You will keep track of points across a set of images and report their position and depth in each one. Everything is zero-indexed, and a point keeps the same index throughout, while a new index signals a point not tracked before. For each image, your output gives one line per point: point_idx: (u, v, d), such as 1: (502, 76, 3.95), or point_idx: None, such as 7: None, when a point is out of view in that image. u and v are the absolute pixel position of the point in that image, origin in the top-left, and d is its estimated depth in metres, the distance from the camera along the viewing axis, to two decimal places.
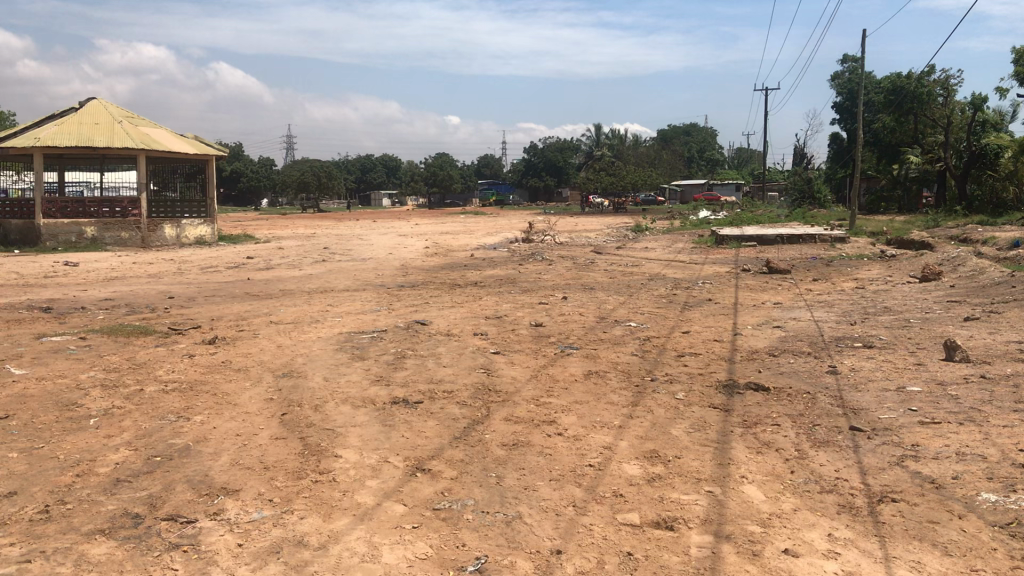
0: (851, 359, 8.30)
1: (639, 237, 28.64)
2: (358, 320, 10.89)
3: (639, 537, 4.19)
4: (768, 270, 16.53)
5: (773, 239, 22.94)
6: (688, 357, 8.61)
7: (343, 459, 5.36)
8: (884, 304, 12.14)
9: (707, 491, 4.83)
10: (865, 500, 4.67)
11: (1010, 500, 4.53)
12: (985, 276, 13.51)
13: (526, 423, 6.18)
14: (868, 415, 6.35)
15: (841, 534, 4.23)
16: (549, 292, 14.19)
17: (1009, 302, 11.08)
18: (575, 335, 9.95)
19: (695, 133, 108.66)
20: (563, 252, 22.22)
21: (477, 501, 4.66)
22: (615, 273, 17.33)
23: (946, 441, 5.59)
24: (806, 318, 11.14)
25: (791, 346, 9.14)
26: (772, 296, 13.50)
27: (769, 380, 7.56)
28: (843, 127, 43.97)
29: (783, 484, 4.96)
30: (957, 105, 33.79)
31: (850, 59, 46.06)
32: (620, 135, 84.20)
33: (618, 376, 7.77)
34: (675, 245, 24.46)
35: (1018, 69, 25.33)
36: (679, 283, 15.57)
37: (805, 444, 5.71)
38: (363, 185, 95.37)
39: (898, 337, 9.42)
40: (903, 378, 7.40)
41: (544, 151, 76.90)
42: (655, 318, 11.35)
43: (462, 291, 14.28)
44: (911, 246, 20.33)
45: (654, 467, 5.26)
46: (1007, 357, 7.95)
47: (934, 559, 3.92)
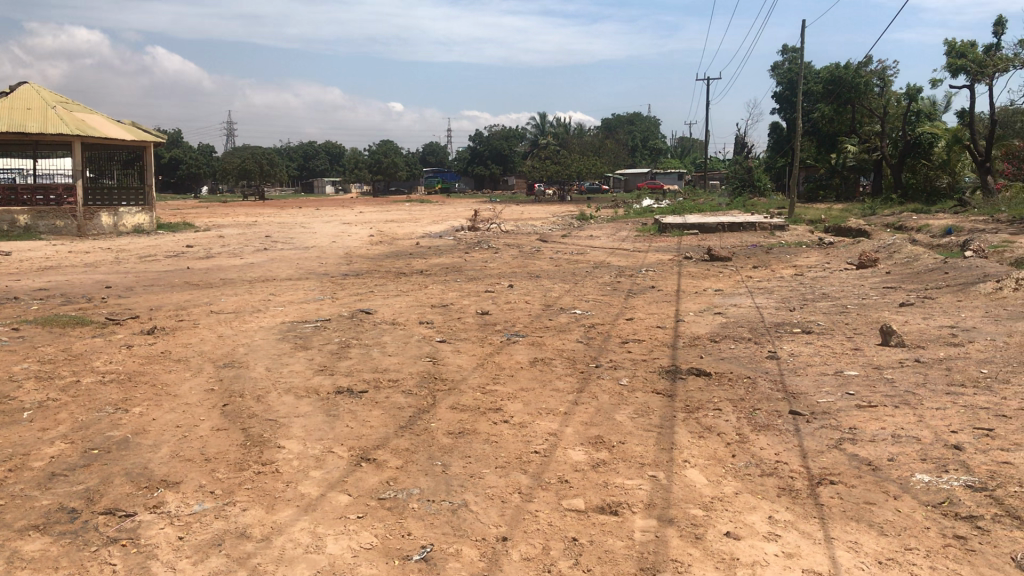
0: (791, 344, 8.47)
1: (584, 224, 28.91)
2: (302, 309, 10.79)
3: (584, 523, 4.22)
4: (709, 257, 16.76)
5: (714, 227, 23.25)
6: (632, 344, 8.70)
7: (286, 449, 5.29)
8: (821, 290, 12.34)
9: (651, 475, 4.89)
10: (805, 483, 4.77)
11: (942, 480, 4.68)
12: (920, 262, 13.84)
13: (472, 411, 6.19)
14: (807, 398, 6.49)
15: (781, 516, 4.31)
16: (494, 279, 14.20)
17: (943, 288, 11.39)
18: (521, 322, 10.00)
19: (638, 122, 109.17)
20: (508, 240, 22.26)
21: (423, 489, 4.65)
22: (560, 261, 17.43)
23: (882, 424, 5.73)
24: (747, 304, 11.33)
25: (733, 331, 9.31)
26: (714, 283, 13.70)
27: (711, 365, 7.68)
28: (782, 116, 44.67)
29: (725, 467, 5.04)
30: (892, 96, 34.36)
31: (790, 49, 46.60)
32: (565, 123, 84.46)
33: (564, 362, 7.82)
34: (620, 233, 24.67)
35: (952, 60, 25.82)
36: (623, 270, 15.66)
37: (746, 428, 5.80)
38: (305, 172, 94.34)
39: (835, 322, 9.62)
40: (841, 363, 7.56)
41: (489, 140, 76.95)
42: (600, 305, 11.45)
43: (407, 279, 14.20)
44: (848, 233, 20.78)
45: (599, 452, 5.30)
46: (940, 342, 8.18)
47: (871, 539, 4.02)
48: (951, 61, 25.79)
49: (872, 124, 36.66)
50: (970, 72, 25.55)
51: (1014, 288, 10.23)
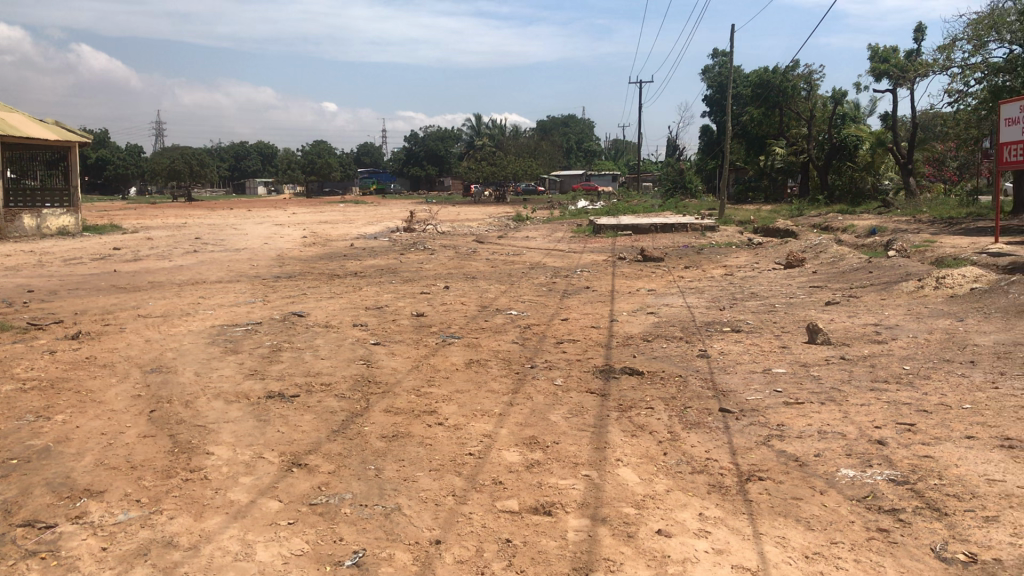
0: (721, 343, 8.61)
1: (519, 225, 29.00)
2: (232, 312, 10.61)
3: (517, 524, 4.22)
4: (643, 258, 16.95)
5: (647, 228, 23.53)
6: (566, 344, 8.74)
7: (215, 456, 5.19)
8: (750, 290, 12.58)
9: (584, 474, 4.92)
10: (734, 479, 4.84)
11: (866, 474, 4.80)
12: (845, 262, 14.20)
13: (406, 414, 6.15)
14: (736, 396, 6.61)
15: (711, 513, 4.37)
16: (430, 281, 14.16)
17: (867, 286, 11.69)
18: (456, 323, 9.98)
19: (573, 124, 109.96)
20: (444, 241, 22.19)
21: (355, 494, 4.60)
22: (496, 262, 17.46)
23: (808, 420, 5.86)
24: (678, 303, 11.49)
25: (665, 330, 9.42)
26: (647, 283, 13.85)
27: (644, 364, 7.77)
28: (713, 118, 45.38)
29: (657, 466, 5.10)
30: (818, 99, 35.18)
31: (721, 53, 47.37)
32: (500, 124, 84.55)
33: (498, 363, 7.82)
34: (555, 234, 24.81)
35: (876, 65, 26.54)
36: (558, 271, 15.75)
37: (678, 426, 5.87)
38: (237, 173, 92.85)
39: (764, 321, 9.82)
40: (769, 361, 7.71)
41: (424, 141, 76.69)
42: (535, 305, 11.48)
43: (341, 281, 14.08)
44: (777, 233, 21.20)
45: (533, 453, 5.32)
46: (863, 339, 8.40)
47: (798, 534, 4.11)
48: (874, 65, 26.51)
49: (799, 126, 37.47)
50: (892, 77, 26.31)
51: (934, 286, 10.56)
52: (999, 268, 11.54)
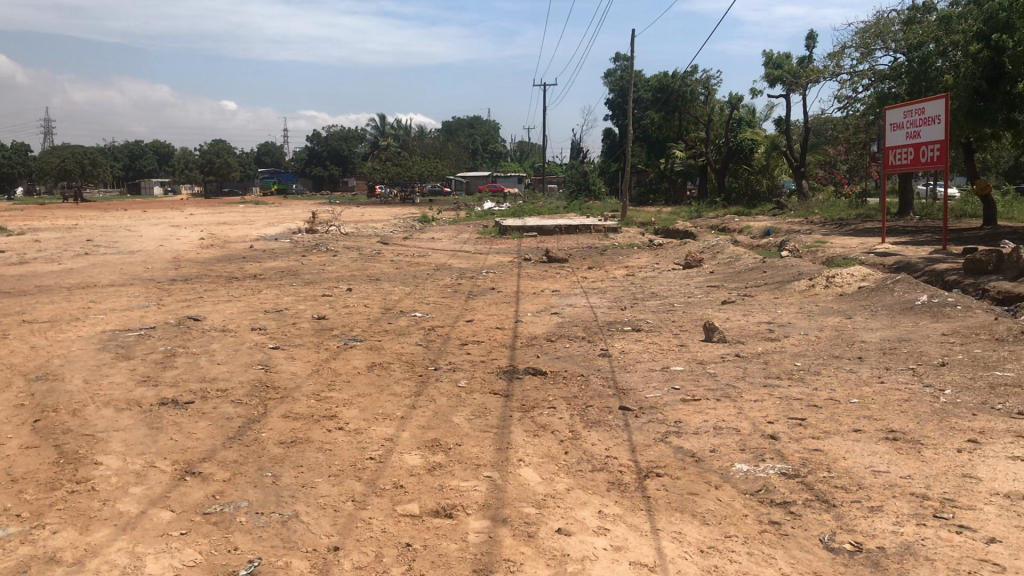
0: (622, 342, 8.73)
1: (424, 226, 28.87)
2: (125, 317, 10.24)
3: (418, 528, 4.20)
4: (547, 259, 17.08)
5: (552, 229, 23.73)
6: (470, 345, 8.74)
7: (103, 466, 5.01)
8: (651, 289, 12.81)
9: (485, 476, 4.92)
10: (633, 476, 4.92)
11: (760, 468, 4.94)
12: (741, 262, 14.60)
13: (305, 419, 6.05)
14: (636, 394, 6.72)
15: (610, 510, 4.43)
16: (333, 283, 13.98)
17: (762, 286, 12.05)
18: (358, 326, 9.87)
19: (478, 126, 110.12)
20: (347, 242, 21.93)
21: (251, 502, 4.50)
22: (401, 263, 17.34)
23: (705, 416, 6.00)
24: (582, 304, 11.61)
25: (568, 331, 9.51)
26: (551, 284, 13.94)
27: (546, 364, 7.82)
28: (615, 121, 46.06)
29: (558, 465, 5.14)
30: (716, 104, 36.09)
31: (623, 56, 48.12)
32: (405, 124, 83.99)
33: (401, 366, 7.77)
34: (460, 235, 24.77)
35: (770, 70, 27.37)
36: (463, 272, 15.75)
37: (579, 425, 5.93)
38: (131, 173, 89.88)
39: (663, 320, 10.01)
40: (668, 359, 7.87)
41: (328, 140, 75.67)
42: (440, 307, 11.44)
43: (240, 284, 13.76)
44: (677, 235, 21.66)
45: (434, 455, 5.29)
46: (758, 337, 8.64)
47: (694, 528, 4.20)
48: (769, 71, 27.34)
49: (698, 130, 38.37)
50: (786, 82, 27.18)
51: (824, 285, 10.95)
52: (885, 267, 12.04)
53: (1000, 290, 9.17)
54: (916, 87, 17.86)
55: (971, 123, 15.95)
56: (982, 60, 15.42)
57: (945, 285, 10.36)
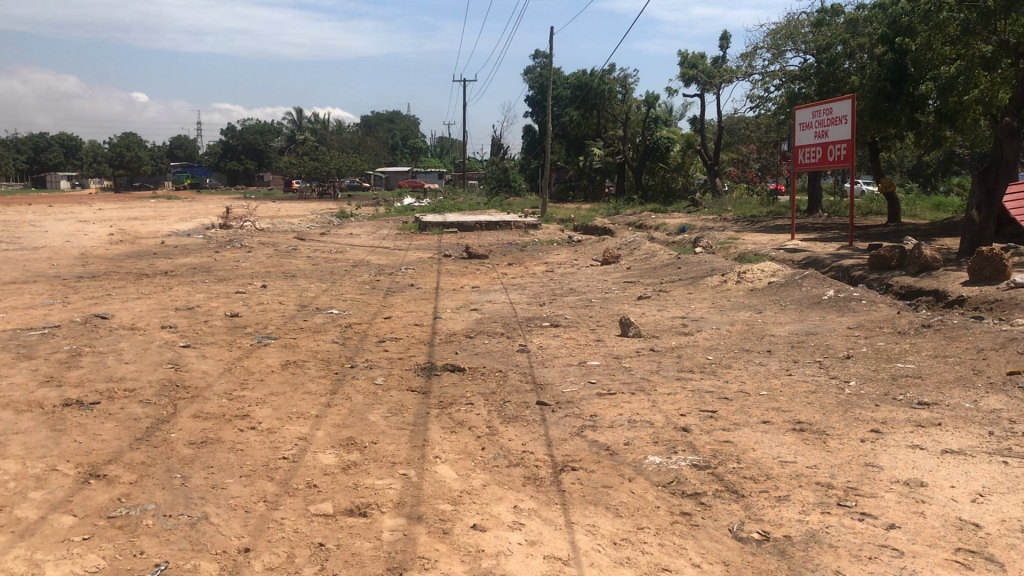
0: (540, 338, 8.79)
1: (343, 222, 28.54)
2: (27, 315, 9.86)
3: (331, 527, 4.15)
4: (467, 255, 17.07)
5: (472, 225, 23.73)
6: (388, 342, 8.67)
7: (1, 471, 4.82)
8: (569, 285, 12.92)
9: (401, 473, 4.89)
10: (548, 470, 4.96)
11: (672, 460, 5.03)
12: (657, 258, 14.84)
13: (217, 419, 5.92)
14: (554, 388, 6.78)
15: (525, 505, 4.45)
16: (247, 280, 13.69)
17: (677, 281, 12.27)
18: (273, 323, 9.71)
19: (397, 121, 109.28)
20: (262, 238, 21.52)
21: (158, 504, 4.39)
22: (318, 260, 17.11)
23: (620, 409, 6.08)
24: (501, 300, 11.63)
25: (487, 327, 9.52)
26: (471, 280, 13.94)
27: (464, 360, 7.82)
28: (534, 118, 46.28)
29: (474, 461, 5.14)
30: (633, 102, 36.57)
31: (542, 54, 48.35)
32: (323, 119, 82.86)
33: (317, 364, 7.67)
34: (379, 231, 24.56)
35: (686, 70, 27.84)
36: (382, 269, 15.63)
37: (496, 420, 5.95)
38: (35, 165, 86.60)
39: (581, 315, 10.11)
40: (585, 354, 7.95)
41: (242, 133, 74.13)
42: (357, 304, 11.33)
43: (150, 281, 13.38)
44: (595, 231, 21.89)
45: (349, 454, 5.24)
46: (673, 331, 8.80)
47: (608, 521, 4.25)
48: (684, 70, 27.81)
49: (616, 128, 38.82)
50: (700, 82, 27.70)
51: (736, 280, 11.21)
52: (794, 263, 12.38)
53: (902, 285, 9.53)
54: (825, 88, 18.40)
55: (876, 124, 16.52)
56: (886, 63, 15.98)
57: (851, 280, 10.71)
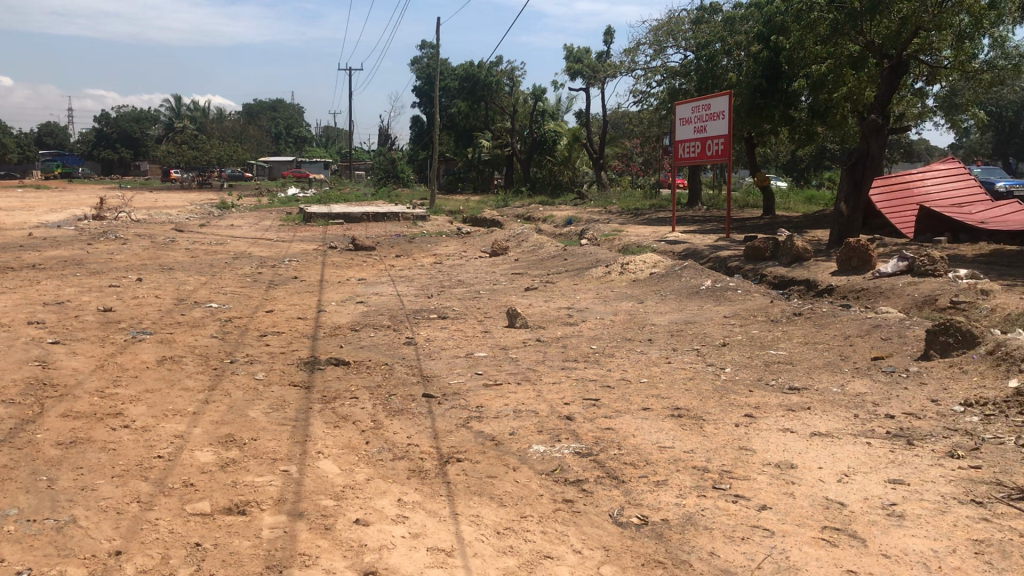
0: (427, 330, 8.75)
1: (225, 213, 27.74)
2: None
3: (209, 526, 4.05)
4: (353, 247, 16.85)
5: (358, 216, 23.44)
6: (270, 336, 8.49)
7: None
8: (457, 277, 12.90)
9: (282, 470, 4.80)
10: (433, 463, 4.95)
11: (555, 448, 5.10)
12: (544, 250, 14.99)
13: (87, 418, 5.68)
14: (440, 380, 6.78)
15: (409, 498, 4.43)
16: (121, 273, 13.16)
17: (563, 272, 12.42)
18: (149, 318, 9.37)
19: (281, 109, 106.73)
20: (138, 230, 20.72)
21: (23, 509, 4.18)
22: (198, 252, 16.60)
23: (505, 400, 6.12)
24: (388, 292, 11.54)
25: (373, 319, 9.43)
26: (357, 272, 13.77)
27: (349, 354, 7.71)
28: (422, 109, 46.02)
29: (358, 455, 5.09)
30: (521, 95, 36.79)
31: (429, 44, 48.09)
32: (203, 106, 80.32)
33: (195, 359, 7.44)
34: (262, 222, 23.96)
35: (572, 64, 28.13)
36: (265, 261, 15.26)
37: (380, 414, 5.90)
38: None
39: (468, 307, 10.12)
40: (472, 345, 7.97)
41: (117, 121, 71.16)
42: (239, 297, 11.04)
43: (15, 275, 12.70)
44: (483, 223, 21.94)
45: (228, 451, 5.11)
46: (558, 322, 8.91)
47: (492, 511, 4.27)
48: (570, 64, 28.09)
49: (503, 120, 38.97)
50: (586, 76, 28.08)
51: (620, 271, 11.42)
52: (675, 254, 12.70)
53: (776, 275, 9.89)
54: (704, 83, 18.91)
55: (752, 119, 17.08)
56: (762, 60, 16.49)
57: (728, 270, 11.05)
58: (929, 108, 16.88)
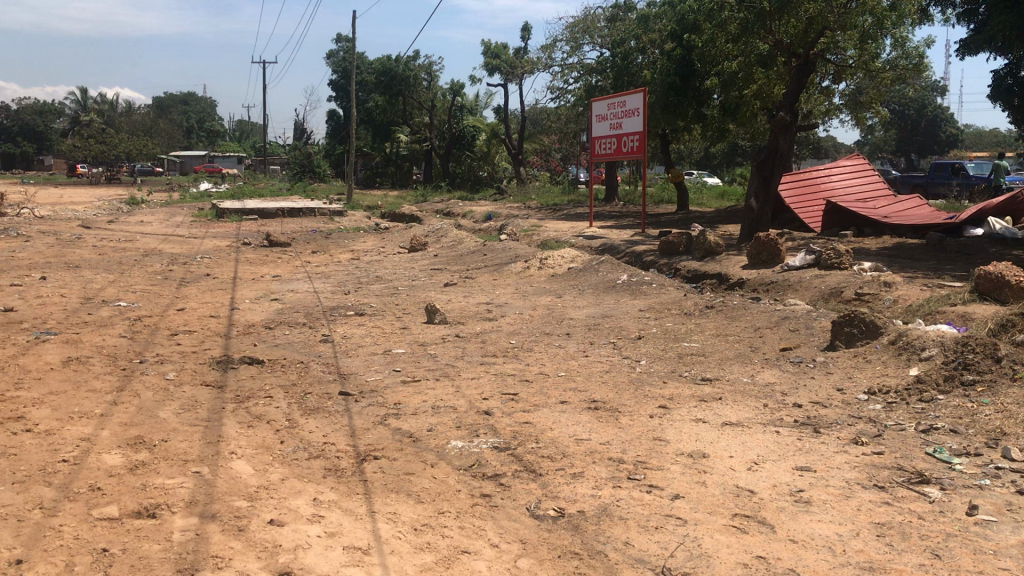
0: (344, 327, 8.66)
1: (134, 209, 26.91)
2: None
3: (117, 531, 3.94)
4: (268, 243, 16.55)
5: (273, 212, 23.02)
6: (181, 335, 8.28)
7: None
8: (374, 274, 12.80)
9: (194, 471, 4.69)
10: (349, 461, 4.91)
11: (473, 444, 5.10)
12: (462, 245, 14.98)
13: None
14: (357, 377, 6.72)
15: (325, 497, 4.39)
16: (23, 272, 12.66)
17: (481, 268, 12.44)
18: (53, 318, 9.04)
19: (192, 102, 104.07)
20: (41, 227, 19.96)
21: None
22: (105, 249, 16.07)
23: (423, 397, 6.10)
24: (303, 289, 11.37)
25: (288, 317, 9.28)
26: (272, 269, 13.53)
27: (264, 352, 7.58)
28: (338, 104, 45.45)
29: (272, 455, 5.01)
30: (438, 90, 36.64)
31: (344, 38, 47.47)
32: (111, 99, 77.82)
33: (102, 360, 7.22)
34: (173, 218, 23.33)
35: (489, 59, 28.13)
36: (175, 258, 14.87)
37: (296, 413, 5.82)
38: None
39: (386, 303, 10.05)
40: (389, 342, 7.92)
41: (18, 113, 68.42)
42: (148, 296, 10.74)
43: None
44: (402, 218, 21.80)
45: (137, 454, 4.98)
46: (477, 317, 8.92)
47: (409, 508, 4.26)
48: (487, 60, 28.09)
49: (421, 115, 38.75)
50: (503, 72, 28.13)
51: (538, 266, 11.49)
52: (592, 249, 12.84)
53: (690, 269, 10.08)
54: (619, 80, 19.14)
55: (667, 116, 17.36)
56: (676, 58, 16.82)
57: (644, 264, 11.22)
58: (836, 105, 17.43)
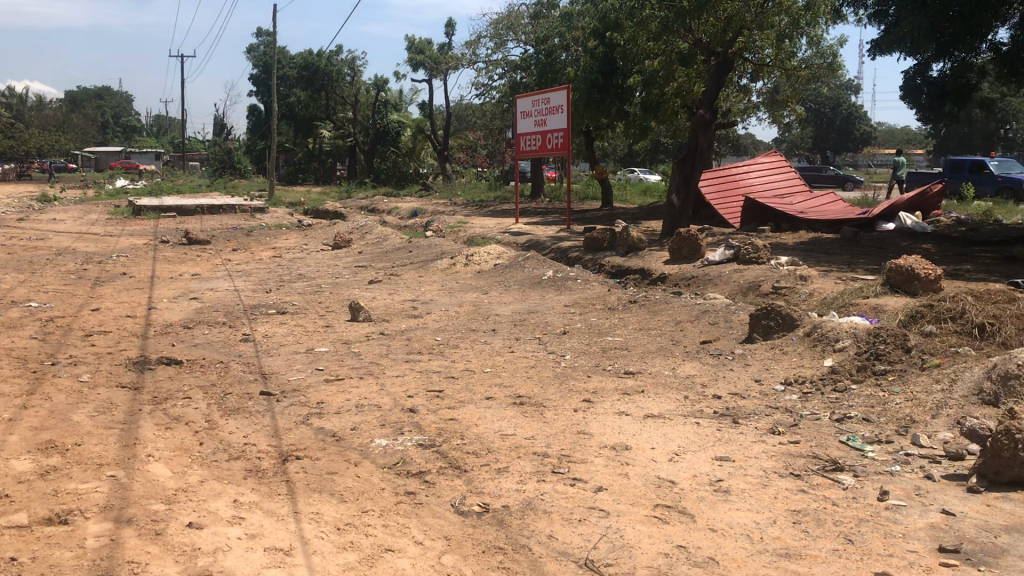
0: (265, 326, 8.52)
1: (46, 207, 26.04)
2: None
3: (26, 539, 3.81)
4: (187, 241, 16.18)
5: (192, 209, 22.50)
6: (95, 336, 8.04)
7: None
8: (297, 272, 12.61)
9: (109, 475, 4.57)
10: (271, 461, 4.84)
11: (397, 442, 5.08)
12: (387, 242, 14.88)
13: None
14: (278, 377, 6.63)
15: (245, 498, 4.32)
16: None
17: (406, 265, 12.37)
18: None
19: (107, 96, 101.08)
20: None
21: None
22: (14, 248, 15.51)
23: (347, 395, 6.04)
24: (223, 287, 11.15)
25: (207, 316, 9.09)
26: (191, 267, 13.24)
27: (182, 353, 7.42)
28: (260, 99, 44.66)
29: (191, 457, 4.92)
30: (362, 85, 36.27)
31: (265, 31, 46.67)
32: (20, 93, 75.11)
33: (11, 363, 6.97)
34: (88, 216, 22.63)
35: (414, 55, 27.96)
36: (89, 257, 14.43)
37: (216, 414, 5.71)
38: None
39: (310, 302, 9.92)
40: (312, 340, 7.82)
41: None
42: (60, 296, 10.40)
43: None
44: (326, 215, 21.53)
45: (49, 458, 4.82)
46: (402, 314, 8.87)
47: (331, 507, 4.22)
48: (412, 55, 27.92)
49: (345, 110, 38.33)
50: (428, 67, 27.99)
51: (464, 262, 11.48)
52: (517, 245, 12.87)
53: (613, 264, 10.19)
54: (544, 77, 19.23)
55: (590, 112, 17.49)
56: (598, 56, 17.01)
57: (569, 260, 11.31)
58: (754, 103, 17.81)
